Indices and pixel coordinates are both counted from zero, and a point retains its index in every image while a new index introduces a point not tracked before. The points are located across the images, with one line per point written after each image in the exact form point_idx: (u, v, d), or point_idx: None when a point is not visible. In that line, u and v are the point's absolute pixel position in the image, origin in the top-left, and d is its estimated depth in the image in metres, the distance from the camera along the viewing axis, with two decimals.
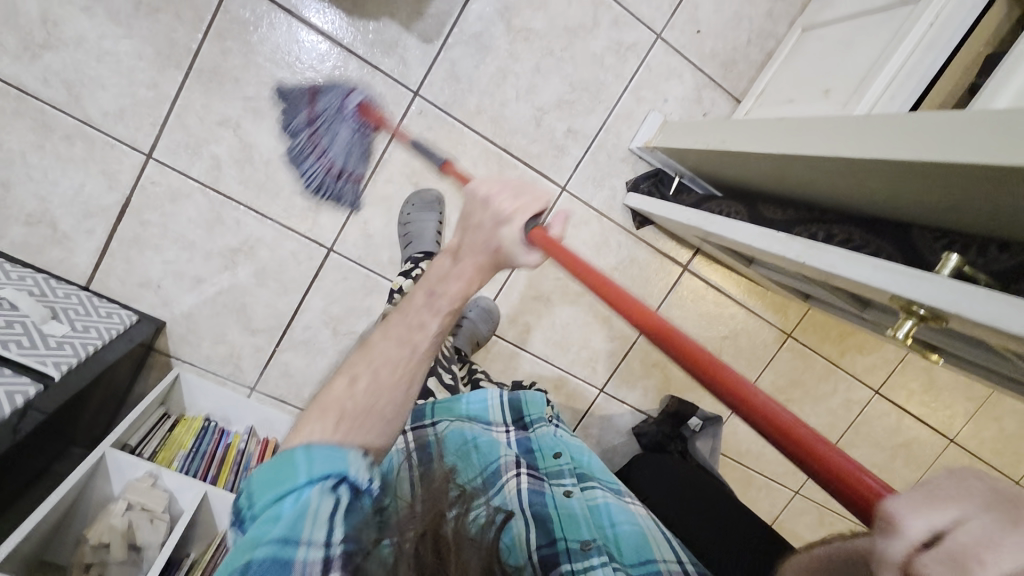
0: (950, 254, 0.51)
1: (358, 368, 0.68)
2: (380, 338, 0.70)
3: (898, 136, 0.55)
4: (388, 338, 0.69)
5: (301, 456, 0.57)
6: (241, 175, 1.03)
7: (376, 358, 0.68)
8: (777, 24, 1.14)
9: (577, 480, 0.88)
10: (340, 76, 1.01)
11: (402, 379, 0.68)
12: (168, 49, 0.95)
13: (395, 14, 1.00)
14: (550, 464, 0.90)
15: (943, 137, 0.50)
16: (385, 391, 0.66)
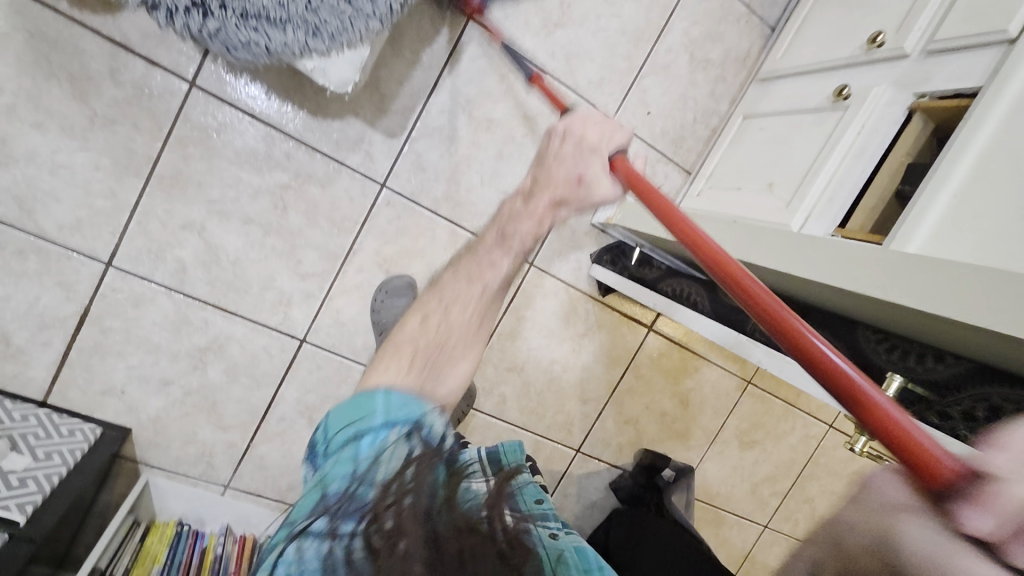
0: (894, 379, 0.65)
1: (431, 306, 0.77)
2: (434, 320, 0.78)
3: (882, 280, 0.63)
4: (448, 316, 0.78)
5: (381, 398, 0.70)
6: (208, 276, 1.02)
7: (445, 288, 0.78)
8: (720, 102, 1.23)
9: None
10: (306, 174, 1.02)
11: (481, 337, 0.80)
12: (126, 158, 0.93)
13: (359, 112, 1.01)
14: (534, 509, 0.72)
15: (911, 286, 0.60)
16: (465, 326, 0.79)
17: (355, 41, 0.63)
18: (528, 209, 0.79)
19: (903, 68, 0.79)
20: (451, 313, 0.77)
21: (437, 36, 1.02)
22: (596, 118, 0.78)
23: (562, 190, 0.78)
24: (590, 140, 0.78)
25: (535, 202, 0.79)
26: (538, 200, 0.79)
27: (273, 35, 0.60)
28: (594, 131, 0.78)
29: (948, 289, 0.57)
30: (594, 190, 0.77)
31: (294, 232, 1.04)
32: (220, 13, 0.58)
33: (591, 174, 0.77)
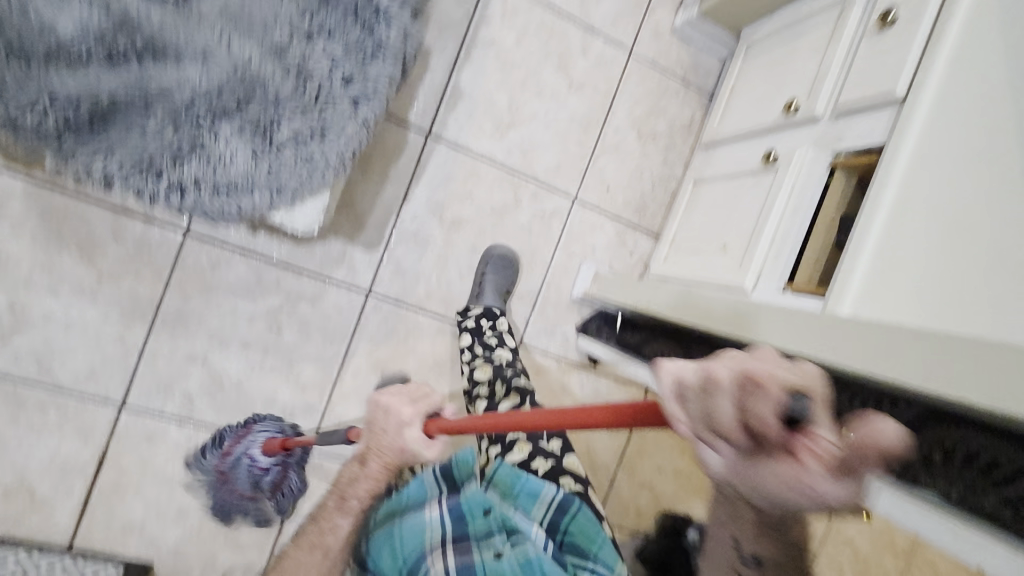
0: None
1: (326, 518, 0.80)
2: (295, 547, 0.79)
3: (854, 343, 0.64)
4: (305, 547, 0.78)
5: None
6: (214, 402, 1.08)
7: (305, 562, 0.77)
8: (674, 168, 1.31)
9: (508, 534, 0.83)
10: (296, 294, 1.10)
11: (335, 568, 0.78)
12: (131, 307, 1.02)
13: (339, 231, 1.11)
14: (480, 523, 0.84)
15: (890, 348, 0.60)
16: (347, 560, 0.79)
17: (316, 191, 0.71)
18: (366, 474, 0.77)
19: (820, 129, 0.85)
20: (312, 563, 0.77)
21: (400, 154, 1.13)
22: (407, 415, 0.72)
23: (369, 447, 0.75)
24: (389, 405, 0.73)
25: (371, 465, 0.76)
26: (374, 467, 0.76)
27: (242, 199, 0.68)
28: (430, 442, 0.71)
29: (946, 361, 0.55)
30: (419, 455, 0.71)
31: (290, 350, 1.11)
32: (195, 190, 0.66)
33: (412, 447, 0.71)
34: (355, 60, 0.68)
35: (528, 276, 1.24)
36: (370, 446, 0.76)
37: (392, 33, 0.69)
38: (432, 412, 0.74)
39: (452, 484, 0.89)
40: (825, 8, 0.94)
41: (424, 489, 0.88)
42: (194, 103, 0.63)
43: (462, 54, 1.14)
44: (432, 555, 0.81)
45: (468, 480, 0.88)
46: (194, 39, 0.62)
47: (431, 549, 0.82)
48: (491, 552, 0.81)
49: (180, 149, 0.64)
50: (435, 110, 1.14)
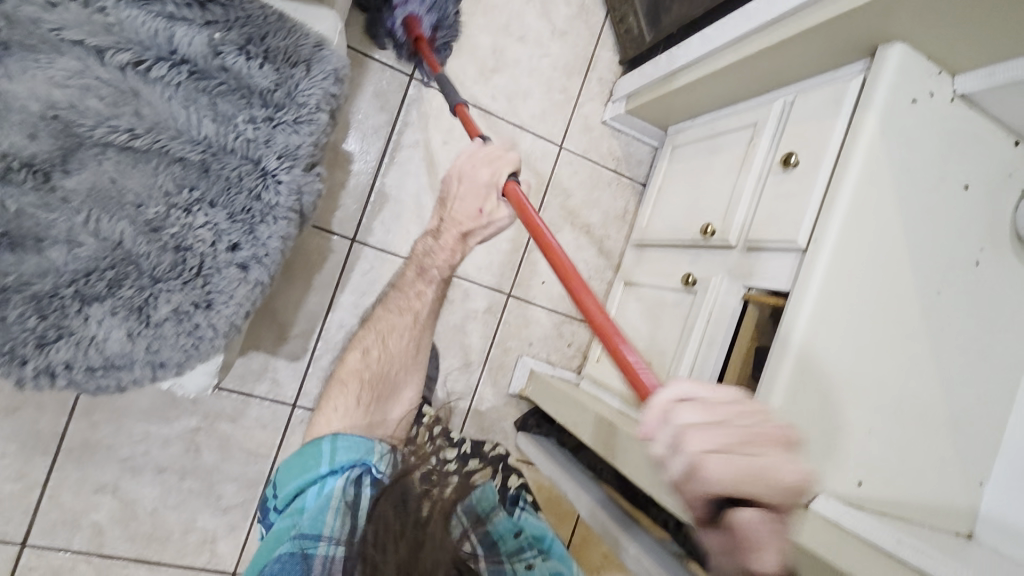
0: None
1: (366, 341, 0.82)
2: (382, 309, 0.84)
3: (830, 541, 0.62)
4: (389, 309, 0.83)
5: (326, 446, 0.70)
6: (127, 532, 1.02)
7: (378, 324, 0.83)
8: (611, 256, 1.31)
9: (537, 550, 0.81)
10: (215, 412, 1.06)
11: (414, 334, 0.84)
12: (32, 440, 0.96)
13: (260, 345, 1.08)
14: (512, 542, 0.79)
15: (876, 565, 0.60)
16: (397, 358, 0.82)
17: (204, 358, 0.67)
18: (443, 244, 0.80)
19: (733, 257, 0.85)
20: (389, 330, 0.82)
21: (324, 262, 1.10)
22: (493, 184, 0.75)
23: (465, 228, 0.79)
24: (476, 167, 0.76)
25: (444, 236, 0.80)
26: (447, 238, 0.80)
27: (121, 375, 0.64)
28: (477, 168, 0.76)
29: None
30: (494, 218, 0.78)
31: (210, 470, 1.06)
32: (66, 372, 0.62)
33: (488, 206, 0.77)
34: (243, 227, 0.66)
35: (463, 374, 1.22)
36: (447, 199, 0.79)
37: (280, 196, 0.66)
38: (509, 175, 0.76)
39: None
40: (738, 127, 0.95)
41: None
42: (58, 287, 0.59)
43: (387, 157, 1.12)
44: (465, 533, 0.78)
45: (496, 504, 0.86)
46: (56, 224, 0.59)
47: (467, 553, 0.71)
48: (524, 563, 0.76)
49: (45, 334, 0.60)
50: (360, 216, 1.12)
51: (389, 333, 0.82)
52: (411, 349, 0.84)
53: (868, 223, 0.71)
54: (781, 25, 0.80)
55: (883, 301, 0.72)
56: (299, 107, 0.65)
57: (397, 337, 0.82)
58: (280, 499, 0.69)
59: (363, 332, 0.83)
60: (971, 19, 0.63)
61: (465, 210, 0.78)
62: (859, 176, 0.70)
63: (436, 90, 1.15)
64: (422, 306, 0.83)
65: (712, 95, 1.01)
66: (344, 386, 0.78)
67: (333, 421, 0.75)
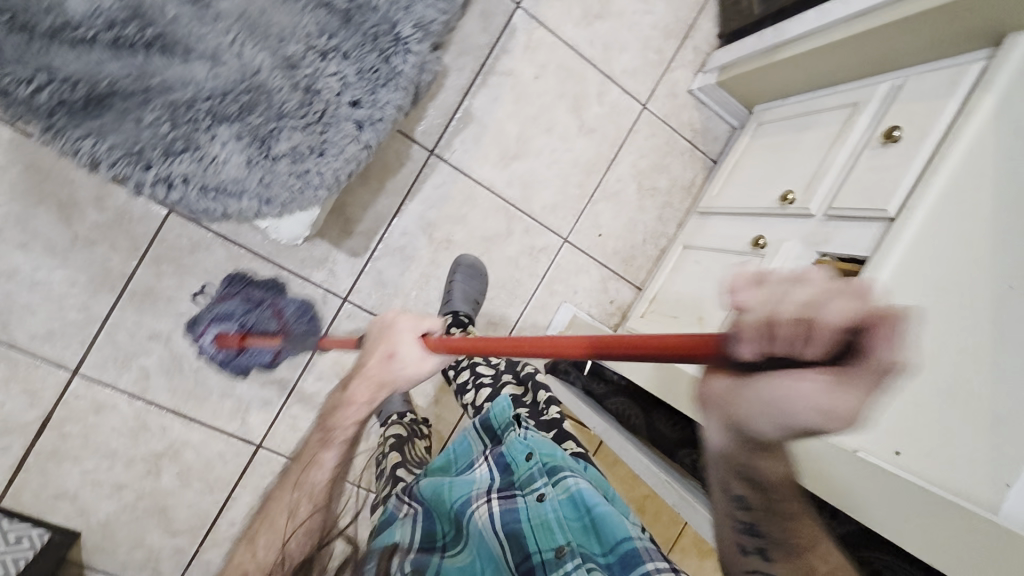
0: None
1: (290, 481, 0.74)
2: (289, 480, 0.74)
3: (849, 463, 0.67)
4: (319, 429, 0.76)
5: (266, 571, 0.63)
6: (170, 384, 1.06)
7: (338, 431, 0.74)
8: (668, 224, 1.33)
9: (550, 475, 0.71)
10: (273, 289, 1.10)
11: (316, 503, 0.71)
12: (101, 276, 1.00)
13: (326, 234, 1.11)
14: (522, 469, 0.74)
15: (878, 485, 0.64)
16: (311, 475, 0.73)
17: (305, 206, 0.71)
18: (353, 396, 0.73)
19: (810, 226, 0.87)
20: (325, 453, 0.74)
21: (401, 169, 1.13)
22: (410, 326, 0.71)
23: (380, 381, 0.71)
24: (398, 327, 0.72)
25: (358, 386, 0.73)
26: (359, 393, 0.73)
27: (228, 204, 0.67)
28: (397, 348, 0.70)
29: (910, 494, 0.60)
30: (403, 366, 0.69)
31: (257, 343, 1.10)
32: (181, 187, 0.65)
33: (401, 350, 0.70)
34: (366, 86, 0.68)
35: (507, 306, 1.25)
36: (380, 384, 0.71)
37: (406, 65, 0.69)
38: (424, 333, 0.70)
39: (494, 434, 0.84)
40: (836, 106, 0.96)
41: (467, 451, 0.85)
42: (195, 102, 0.62)
43: (478, 79, 1.15)
44: (477, 499, 0.72)
45: (505, 425, 0.82)
46: (205, 38, 0.61)
47: (476, 495, 0.73)
48: (533, 493, 0.70)
49: (173, 144, 0.63)
50: (442, 130, 1.14)
51: (299, 509, 0.70)
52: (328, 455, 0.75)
53: (960, 203, 0.73)
54: (911, 3, 0.82)
55: (957, 279, 0.73)
56: None
57: (333, 461, 0.74)
58: None
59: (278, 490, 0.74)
60: None
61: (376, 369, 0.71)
62: (958, 156, 0.72)
63: (539, 24, 1.16)
64: (344, 433, 0.74)
65: (813, 72, 1.02)
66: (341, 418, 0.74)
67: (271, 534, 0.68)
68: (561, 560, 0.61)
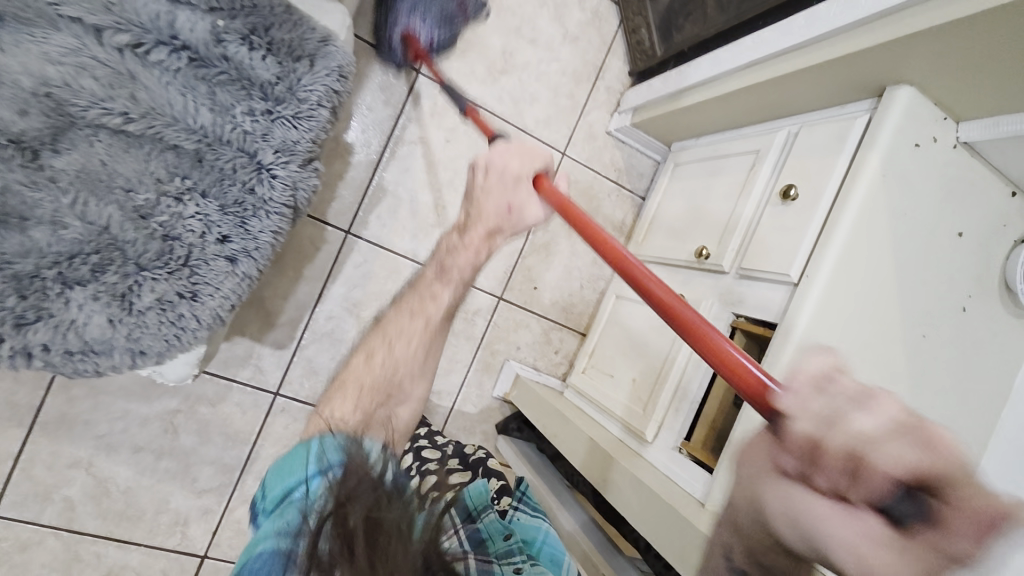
0: None
1: (374, 344, 0.72)
2: (338, 392, 0.69)
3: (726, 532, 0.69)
4: (402, 313, 0.74)
5: (307, 449, 0.60)
6: (98, 509, 1.01)
7: (387, 328, 0.73)
8: (604, 267, 1.31)
9: (527, 556, 0.77)
10: (197, 395, 1.05)
11: (417, 351, 0.73)
12: (6, 411, 0.95)
13: (246, 330, 1.07)
14: (500, 546, 0.77)
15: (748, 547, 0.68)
16: (400, 366, 0.71)
17: (187, 348, 0.67)
18: (465, 243, 0.74)
19: (725, 283, 0.86)
20: (405, 353, 0.72)
21: (317, 253, 1.09)
22: (532, 212, 0.72)
23: (506, 212, 0.72)
24: (511, 171, 0.71)
25: (479, 210, 0.73)
26: (477, 229, 0.73)
27: (99, 361, 0.63)
28: (511, 158, 0.71)
29: None
30: (525, 214, 0.72)
31: (187, 452, 1.06)
32: (43, 355, 0.60)
33: (518, 202, 0.71)
34: (235, 219, 0.65)
35: (448, 373, 1.21)
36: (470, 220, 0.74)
37: (275, 190, 0.65)
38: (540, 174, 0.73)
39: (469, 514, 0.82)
40: (741, 151, 0.95)
41: None
42: (40, 269, 0.58)
43: (387, 151, 1.12)
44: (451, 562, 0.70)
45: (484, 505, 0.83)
46: (41, 204, 0.57)
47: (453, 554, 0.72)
48: (511, 566, 0.74)
49: (24, 314, 0.58)
50: (356, 208, 1.11)
51: (396, 337, 0.72)
52: (421, 357, 0.74)
53: (864, 262, 0.71)
54: (795, 53, 0.80)
55: (861, 343, 0.72)
56: (300, 103, 0.64)
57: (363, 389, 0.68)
58: (268, 505, 0.58)
59: (371, 336, 0.73)
60: (965, 74, 0.64)
61: (495, 194, 0.72)
62: (855, 216, 0.70)
63: (443, 86, 1.13)
64: (434, 308, 0.74)
65: (717, 116, 1.00)
66: (343, 393, 0.68)
67: (333, 415, 0.66)
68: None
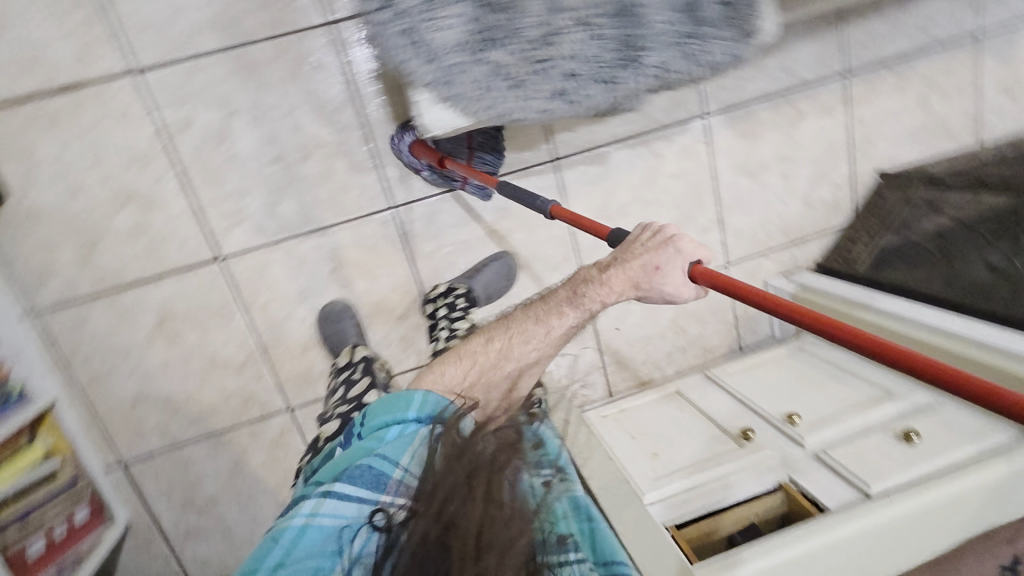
0: None
1: (495, 331, 0.80)
2: (521, 313, 0.81)
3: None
4: (528, 315, 0.80)
5: (417, 396, 0.71)
6: (198, 149, 1.02)
7: (512, 321, 0.81)
8: (670, 366, 1.35)
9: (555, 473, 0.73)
10: (346, 150, 1.07)
11: (547, 346, 0.79)
12: (228, 21, 0.98)
13: (424, 146, 1.09)
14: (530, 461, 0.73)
15: None
16: (544, 343, 0.78)
17: (462, 112, 0.73)
18: (606, 281, 0.75)
19: (794, 453, 0.93)
20: (518, 352, 0.78)
21: (523, 149, 1.14)
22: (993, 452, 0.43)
23: (640, 280, 0.72)
24: (679, 243, 0.71)
25: (614, 273, 0.74)
26: (619, 277, 0.73)
27: (415, 60, 0.68)
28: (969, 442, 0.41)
29: None
30: None
31: (294, 179, 1.07)
32: (395, 16, 0.65)
33: None
34: (589, 70, 0.72)
35: (504, 322, 1.24)
36: None
37: (627, 81, 0.74)
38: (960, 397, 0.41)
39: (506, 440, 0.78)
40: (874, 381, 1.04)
41: None
42: None
43: (635, 138, 1.18)
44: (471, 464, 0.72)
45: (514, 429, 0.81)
46: None
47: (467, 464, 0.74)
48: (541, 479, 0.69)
49: None
50: (576, 149, 1.16)
51: (516, 334, 0.78)
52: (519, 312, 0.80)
53: (931, 528, 0.78)
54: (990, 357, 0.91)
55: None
56: (702, 49, 0.73)
57: (525, 323, 0.79)
58: (364, 428, 0.70)
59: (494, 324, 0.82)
60: None
61: None
62: (956, 491, 0.78)
63: (709, 139, 1.22)
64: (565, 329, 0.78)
65: (878, 346, 1.10)
66: (487, 340, 0.79)
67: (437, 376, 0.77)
68: (565, 546, 0.62)
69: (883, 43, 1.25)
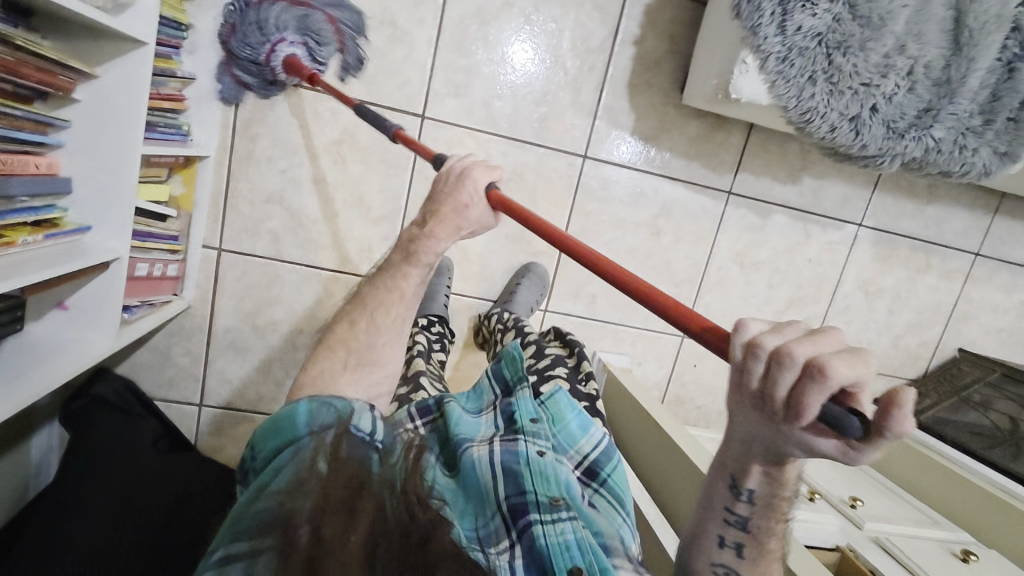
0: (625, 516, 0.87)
1: (360, 315, 0.85)
2: (370, 289, 0.86)
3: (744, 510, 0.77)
4: (376, 287, 0.86)
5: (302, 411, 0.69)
6: (465, 17, 1.07)
7: (373, 302, 0.85)
8: (716, 423, 1.41)
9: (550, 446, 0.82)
10: (577, 89, 1.14)
11: (396, 318, 0.85)
12: None
13: (639, 123, 1.17)
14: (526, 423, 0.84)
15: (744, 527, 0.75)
16: (397, 300, 0.85)
17: (774, 98, 0.81)
18: (432, 232, 0.81)
19: (854, 530, 0.97)
20: (384, 321, 0.84)
21: (711, 170, 1.23)
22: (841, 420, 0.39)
23: (459, 226, 0.80)
24: (471, 172, 0.77)
25: (438, 229, 0.81)
26: (439, 228, 0.80)
27: (779, 33, 0.76)
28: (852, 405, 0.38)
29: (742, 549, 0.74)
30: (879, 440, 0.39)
31: (523, 87, 1.12)
32: None
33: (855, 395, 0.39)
34: (886, 121, 0.85)
35: (611, 306, 1.28)
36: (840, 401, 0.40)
37: (908, 145, 0.87)
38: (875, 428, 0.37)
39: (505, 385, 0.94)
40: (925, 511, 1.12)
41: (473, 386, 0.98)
42: None
43: (797, 213, 1.29)
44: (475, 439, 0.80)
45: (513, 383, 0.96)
46: None
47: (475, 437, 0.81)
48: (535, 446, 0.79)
49: None
50: (750, 195, 1.26)
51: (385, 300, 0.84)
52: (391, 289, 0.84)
53: None
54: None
55: None
56: (972, 150, 0.88)
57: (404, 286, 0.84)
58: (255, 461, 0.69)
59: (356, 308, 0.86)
60: None
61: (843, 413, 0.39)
62: None
63: (852, 244, 1.33)
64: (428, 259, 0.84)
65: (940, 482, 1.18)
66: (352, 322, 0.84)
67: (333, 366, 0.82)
68: (556, 508, 0.69)
69: (1013, 246, 1.41)
